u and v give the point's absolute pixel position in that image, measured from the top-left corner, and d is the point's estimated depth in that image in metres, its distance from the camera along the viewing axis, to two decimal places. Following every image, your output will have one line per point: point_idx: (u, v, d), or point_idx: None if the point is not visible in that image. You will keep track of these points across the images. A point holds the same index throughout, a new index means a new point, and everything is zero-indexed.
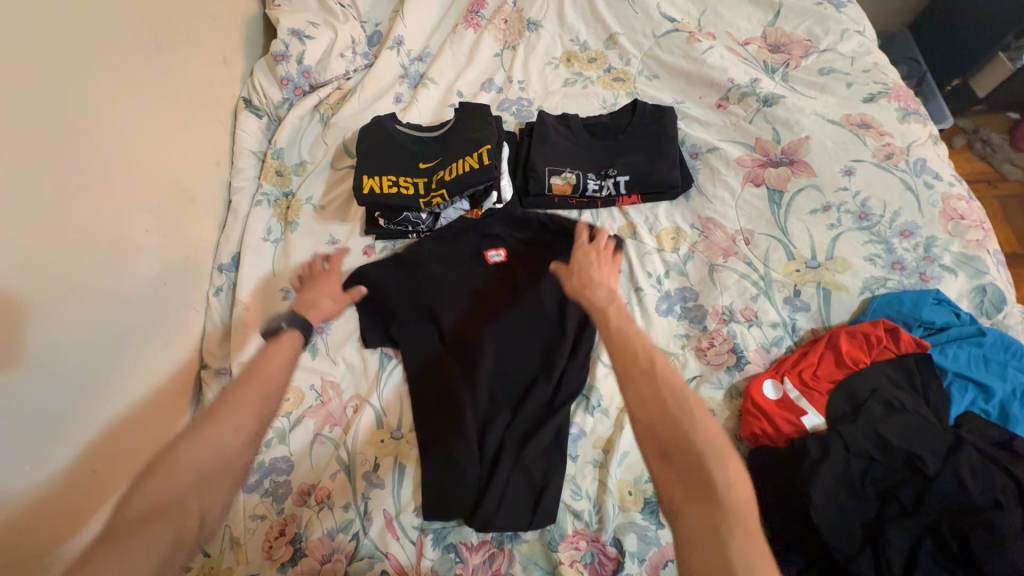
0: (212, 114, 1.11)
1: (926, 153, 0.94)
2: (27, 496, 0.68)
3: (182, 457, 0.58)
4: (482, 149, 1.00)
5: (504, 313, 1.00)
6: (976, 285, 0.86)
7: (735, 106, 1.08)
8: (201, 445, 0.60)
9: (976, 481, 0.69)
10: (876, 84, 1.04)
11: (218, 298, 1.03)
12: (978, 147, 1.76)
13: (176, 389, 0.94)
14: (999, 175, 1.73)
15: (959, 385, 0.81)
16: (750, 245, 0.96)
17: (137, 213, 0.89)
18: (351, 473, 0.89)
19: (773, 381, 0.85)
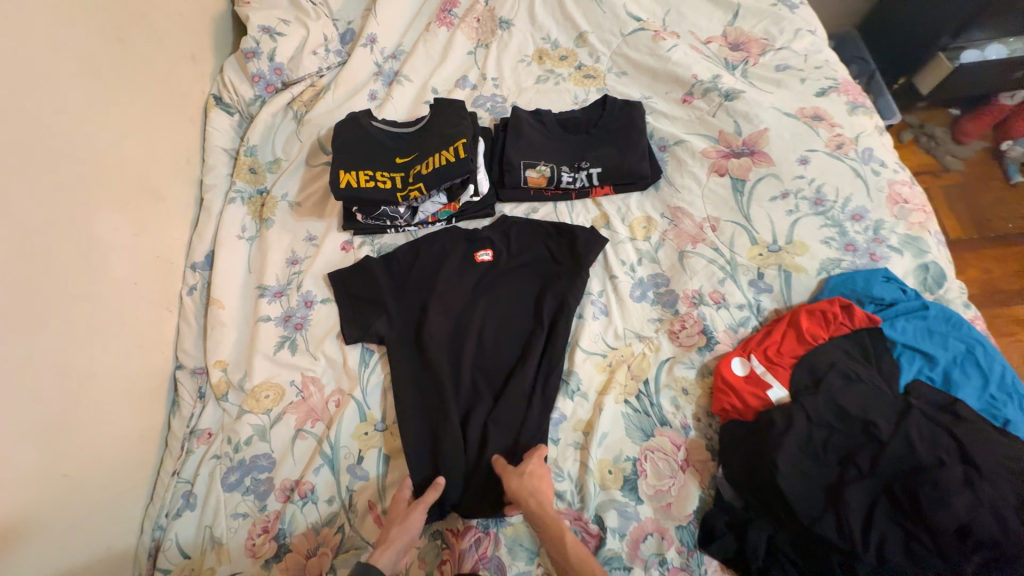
0: (181, 111, 1.09)
1: (873, 143, 1.01)
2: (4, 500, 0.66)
3: None
4: (458, 143, 1.02)
5: (485, 302, 1.02)
6: (920, 263, 0.93)
7: (699, 100, 1.13)
8: None
9: (924, 445, 0.74)
10: (827, 79, 1.11)
11: (192, 297, 1.01)
12: (923, 141, 1.89)
13: (150, 390, 0.92)
14: (942, 166, 1.87)
15: (908, 356, 0.87)
16: (717, 232, 1.01)
17: (106, 211, 0.87)
18: (336, 467, 0.89)
19: (741, 359, 0.91)
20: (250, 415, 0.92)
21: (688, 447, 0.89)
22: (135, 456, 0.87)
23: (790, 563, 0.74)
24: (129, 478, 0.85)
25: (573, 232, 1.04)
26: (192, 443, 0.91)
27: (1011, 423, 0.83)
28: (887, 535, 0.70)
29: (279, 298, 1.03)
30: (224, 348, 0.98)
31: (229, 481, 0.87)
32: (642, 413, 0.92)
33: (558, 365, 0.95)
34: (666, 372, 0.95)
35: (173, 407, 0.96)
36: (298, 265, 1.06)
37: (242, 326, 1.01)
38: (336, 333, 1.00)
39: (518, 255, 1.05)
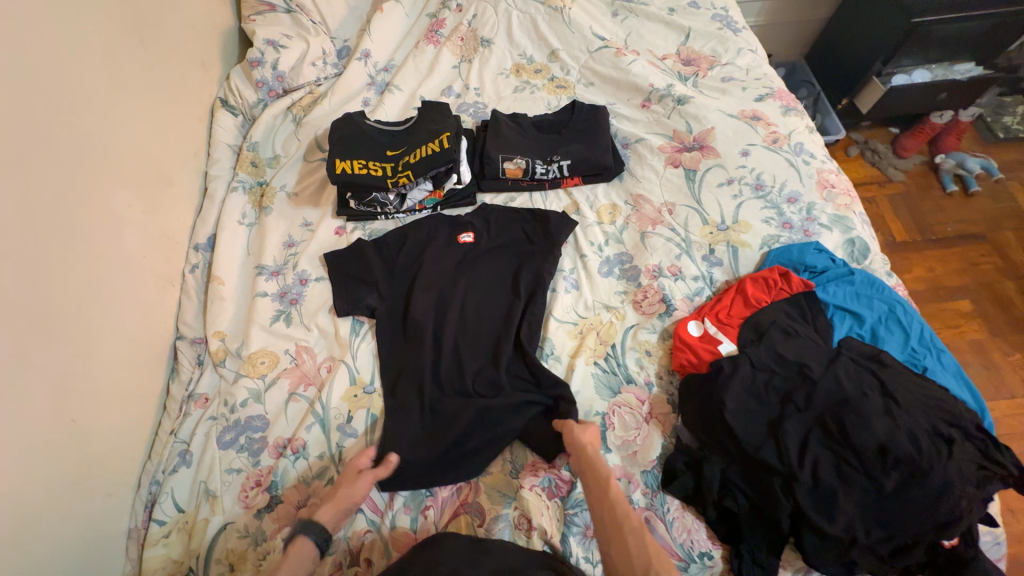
0: (191, 109, 1.20)
1: (803, 139, 1.17)
2: (23, 433, 0.72)
3: None
4: (443, 137, 1.14)
5: (467, 278, 1.11)
6: (847, 238, 1.07)
7: (656, 105, 1.29)
8: None
9: (849, 380, 0.85)
10: (764, 88, 1.28)
11: (193, 275, 1.09)
12: (868, 155, 2.08)
13: (153, 355, 0.98)
14: (887, 177, 2.05)
15: (840, 316, 0.99)
16: (673, 215, 1.14)
17: (123, 188, 0.97)
18: (326, 426, 0.95)
19: (696, 322, 1.01)
20: (246, 379, 0.99)
21: (652, 402, 0.97)
22: (137, 415, 0.93)
23: (740, 492, 0.83)
24: (130, 434, 0.91)
25: (547, 214, 1.15)
26: (189, 406, 0.97)
27: (930, 369, 0.94)
28: (821, 459, 0.80)
29: (276, 277, 1.11)
30: (223, 321, 1.05)
31: (225, 439, 0.93)
32: (610, 372, 1.01)
33: (534, 330, 1.04)
34: (631, 337, 1.04)
35: (172, 374, 1.02)
36: (294, 247, 1.15)
37: (240, 301, 1.08)
38: (328, 307, 1.08)
39: (494, 238, 1.15)
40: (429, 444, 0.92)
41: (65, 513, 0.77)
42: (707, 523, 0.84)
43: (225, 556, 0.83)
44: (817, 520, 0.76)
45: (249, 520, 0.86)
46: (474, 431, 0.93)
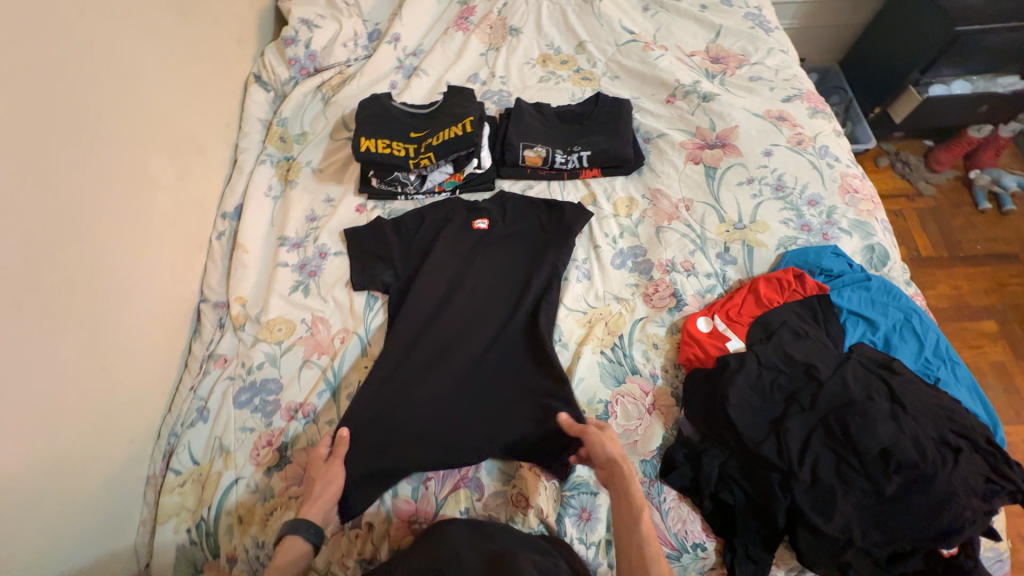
0: (226, 83, 1.25)
1: (829, 142, 1.16)
2: (58, 375, 0.76)
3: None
4: (466, 121, 1.16)
5: (481, 261, 1.12)
6: (867, 244, 1.06)
7: (680, 101, 1.29)
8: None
9: (856, 383, 0.85)
10: (793, 89, 1.26)
11: (219, 242, 1.14)
12: (899, 166, 2.03)
13: (178, 314, 1.03)
14: (917, 191, 2.00)
15: (853, 321, 0.98)
16: (690, 211, 1.14)
17: (158, 153, 1.01)
18: (337, 393, 0.99)
19: (706, 318, 1.01)
20: (263, 344, 1.03)
21: (656, 393, 0.98)
22: (161, 370, 0.98)
23: (738, 486, 0.83)
24: (153, 386, 0.95)
25: (563, 206, 1.16)
26: (209, 365, 1.01)
27: (942, 381, 0.92)
28: (822, 458, 0.80)
29: (297, 249, 1.15)
30: (244, 287, 1.09)
31: (241, 399, 0.97)
32: (616, 362, 1.01)
33: (544, 318, 1.04)
34: (639, 329, 1.05)
35: (194, 334, 1.07)
36: (316, 221, 1.19)
37: (261, 269, 1.12)
38: (345, 281, 1.11)
39: (505, 227, 1.16)
40: (436, 418, 0.95)
41: (92, 454, 0.82)
42: (703, 515, 0.85)
43: (235, 509, 0.88)
44: (813, 518, 0.76)
45: (259, 476, 0.90)
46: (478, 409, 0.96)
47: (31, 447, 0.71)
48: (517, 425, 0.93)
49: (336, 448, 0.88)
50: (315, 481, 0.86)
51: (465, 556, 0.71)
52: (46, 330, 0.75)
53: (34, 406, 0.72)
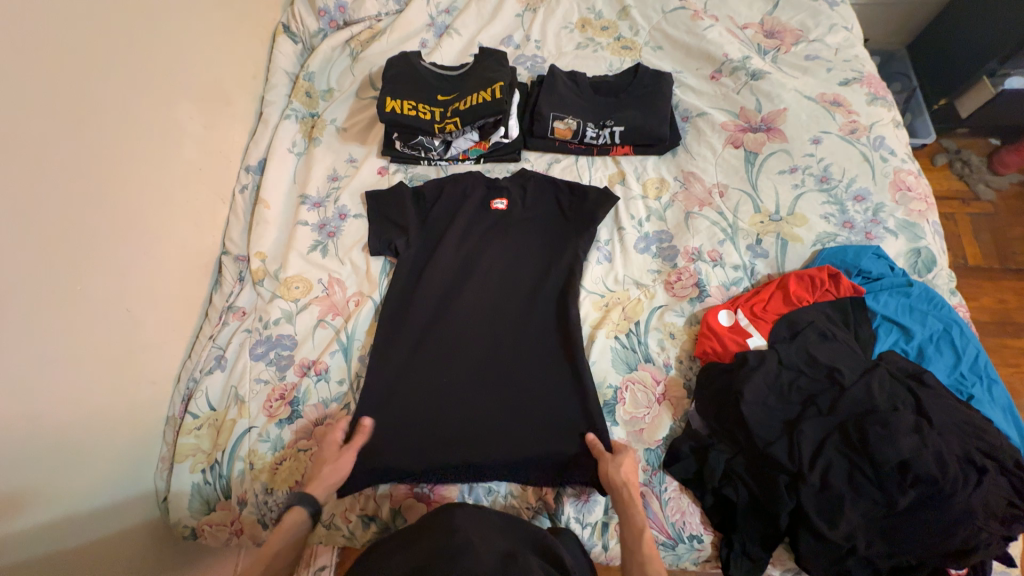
0: (253, 32, 1.22)
1: (886, 132, 1.06)
2: (85, 314, 0.79)
3: None
4: (495, 86, 1.11)
5: (500, 238, 1.10)
6: (913, 247, 0.98)
7: (726, 78, 1.20)
8: None
9: (881, 392, 0.81)
10: (852, 71, 1.15)
11: (242, 195, 1.13)
12: (957, 166, 1.87)
13: (201, 265, 1.05)
14: (973, 194, 1.85)
15: (885, 328, 0.93)
16: (723, 198, 1.08)
17: (184, 100, 1.00)
18: (348, 355, 1.00)
19: (728, 311, 0.97)
20: (280, 300, 1.04)
21: (667, 383, 0.96)
22: (183, 317, 1.00)
23: (743, 483, 0.81)
24: (175, 333, 0.98)
25: (585, 191, 1.10)
26: (228, 316, 1.03)
27: (975, 399, 0.87)
28: (834, 464, 0.77)
29: (317, 208, 1.14)
30: (264, 243, 1.09)
31: (257, 351, 1.00)
32: (630, 349, 0.99)
33: (560, 302, 1.03)
34: (657, 317, 1.02)
35: (215, 285, 1.09)
36: (338, 181, 1.18)
37: (281, 226, 1.12)
38: (363, 245, 1.11)
39: (526, 205, 1.12)
40: (444, 389, 0.96)
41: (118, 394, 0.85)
42: (703, 508, 0.84)
43: (247, 455, 0.91)
44: (817, 523, 0.74)
45: (270, 427, 0.93)
46: (486, 382, 0.96)
47: (57, 380, 0.74)
48: (523, 406, 0.94)
49: (357, 438, 0.88)
50: (323, 462, 0.85)
51: (476, 544, 0.72)
52: (71, 269, 0.76)
53: (61, 342, 0.74)
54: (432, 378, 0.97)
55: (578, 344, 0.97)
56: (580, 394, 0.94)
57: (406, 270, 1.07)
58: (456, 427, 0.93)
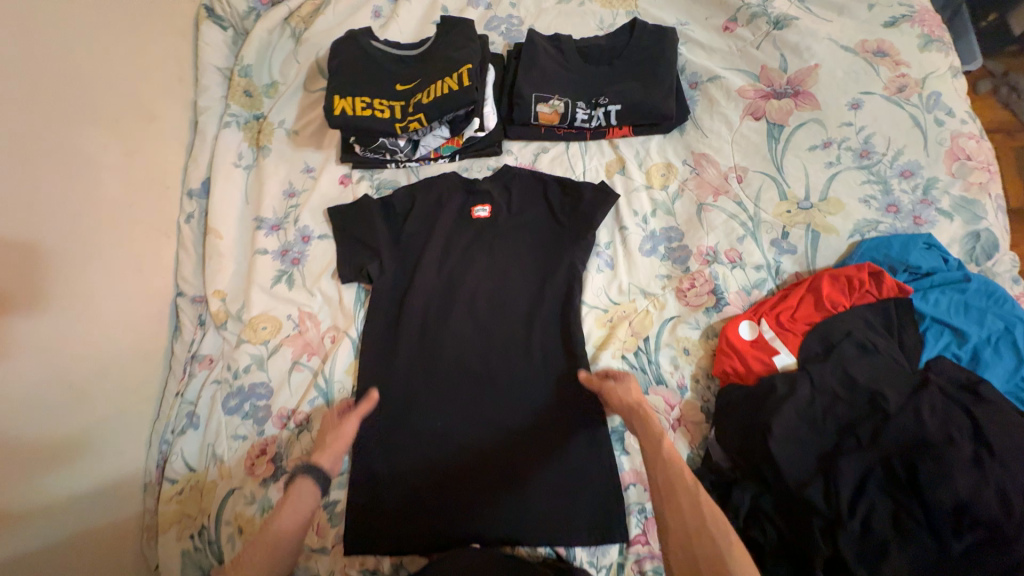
0: (169, 23, 1.01)
1: (942, 87, 0.87)
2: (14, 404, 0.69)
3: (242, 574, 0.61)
4: (462, 70, 0.92)
5: (485, 254, 0.96)
6: (971, 231, 0.83)
7: (743, 29, 0.98)
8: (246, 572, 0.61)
9: (933, 418, 0.69)
10: (902, 6, 0.93)
11: (189, 225, 0.99)
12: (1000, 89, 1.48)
13: (152, 314, 0.93)
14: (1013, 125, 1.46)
15: (935, 330, 0.80)
16: (743, 183, 0.92)
17: (92, 125, 0.84)
18: (330, 400, 0.91)
19: (749, 322, 0.85)
20: (248, 345, 0.93)
21: (682, 407, 0.86)
22: (143, 376, 0.89)
23: (772, 525, 0.72)
24: (134, 396, 0.87)
25: (577, 189, 0.95)
26: (194, 367, 0.93)
27: None
28: (877, 506, 0.67)
29: (276, 232, 1.00)
30: (223, 279, 0.97)
31: (229, 405, 0.90)
32: (639, 370, 0.89)
33: (561, 324, 0.91)
34: (668, 331, 0.90)
35: (174, 333, 0.96)
36: (295, 198, 1.03)
37: (239, 258, 0.99)
38: (332, 271, 0.98)
39: (512, 210, 0.97)
40: (438, 429, 0.88)
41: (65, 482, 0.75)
42: None
43: (234, 518, 0.83)
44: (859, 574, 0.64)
45: (256, 488, 0.85)
46: (482, 415, 0.88)
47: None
48: (526, 449, 0.85)
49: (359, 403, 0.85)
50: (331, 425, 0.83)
51: None
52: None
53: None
54: (425, 425, 0.88)
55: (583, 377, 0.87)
56: (587, 430, 0.86)
57: (387, 302, 0.95)
58: (453, 469, 0.86)
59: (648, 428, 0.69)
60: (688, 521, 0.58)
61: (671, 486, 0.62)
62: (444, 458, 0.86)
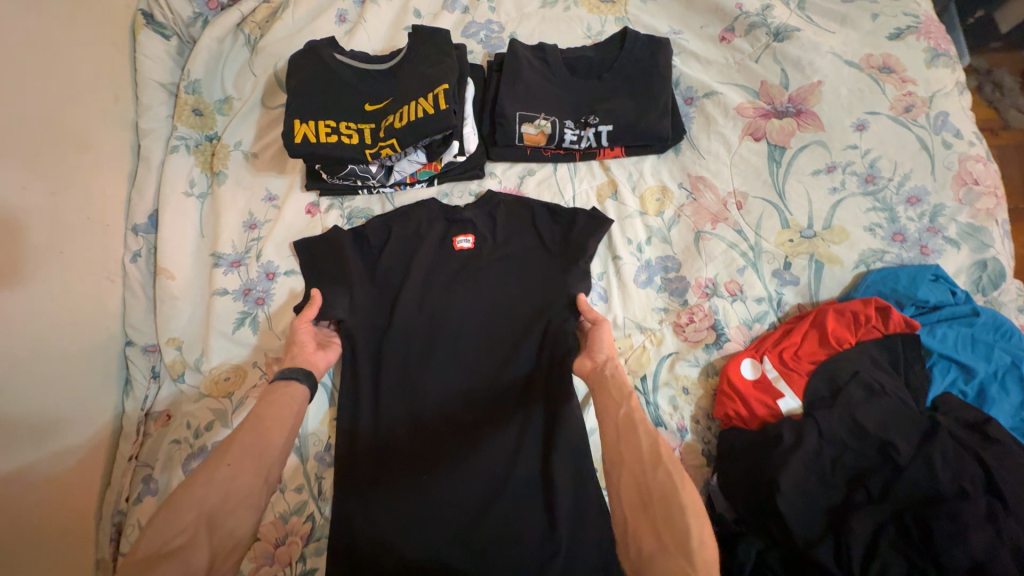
0: (101, 32, 0.89)
1: (950, 106, 0.82)
2: None
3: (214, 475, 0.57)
4: (438, 90, 0.83)
5: (470, 290, 0.87)
6: (977, 259, 0.79)
7: (740, 40, 0.93)
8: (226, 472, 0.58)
9: (946, 469, 0.65)
10: (906, 16, 0.88)
11: (136, 265, 0.89)
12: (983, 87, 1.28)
13: (97, 370, 0.82)
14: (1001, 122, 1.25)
15: (942, 366, 0.77)
16: (742, 211, 0.86)
17: (12, 159, 0.72)
18: (304, 455, 0.84)
19: (752, 360, 0.80)
20: (209, 400, 0.84)
21: (683, 450, 0.81)
22: (88, 441, 0.79)
23: None
24: (81, 464, 0.77)
25: (567, 217, 0.87)
26: (148, 426, 0.84)
27: None
28: (891, 567, 0.62)
29: (236, 269, 0.91)
30: (179, 325, 0.88)
31: (190, 467, 0.78)
32: None
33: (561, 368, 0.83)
34: (667, 368, 0.84)
35: (125, 387, 0.86)
36: (256, 230, 0.93)
37: (196, 300, 0.90)
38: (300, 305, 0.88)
39: (498, 240, 0.89)
40: (396, 442, 0.82)
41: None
42: None
43: None
44: None
45: None
46: (436, 413, 0.83)
47: None
48: (522, 507, 0.77)
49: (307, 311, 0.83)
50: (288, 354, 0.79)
51: None
52: None
53: None
54: (406, 477, 0.80)
55: (578, 425, 0.80)
56: (588, 484, 0.78)
57: (364, 341, 0.86)
58: (397, 474, 0.80)
59: (618, 379, 0.68)
60: (646, 455, 0.57)
61: (634, 427, 0.60)
62: (429, 516, 0.77)
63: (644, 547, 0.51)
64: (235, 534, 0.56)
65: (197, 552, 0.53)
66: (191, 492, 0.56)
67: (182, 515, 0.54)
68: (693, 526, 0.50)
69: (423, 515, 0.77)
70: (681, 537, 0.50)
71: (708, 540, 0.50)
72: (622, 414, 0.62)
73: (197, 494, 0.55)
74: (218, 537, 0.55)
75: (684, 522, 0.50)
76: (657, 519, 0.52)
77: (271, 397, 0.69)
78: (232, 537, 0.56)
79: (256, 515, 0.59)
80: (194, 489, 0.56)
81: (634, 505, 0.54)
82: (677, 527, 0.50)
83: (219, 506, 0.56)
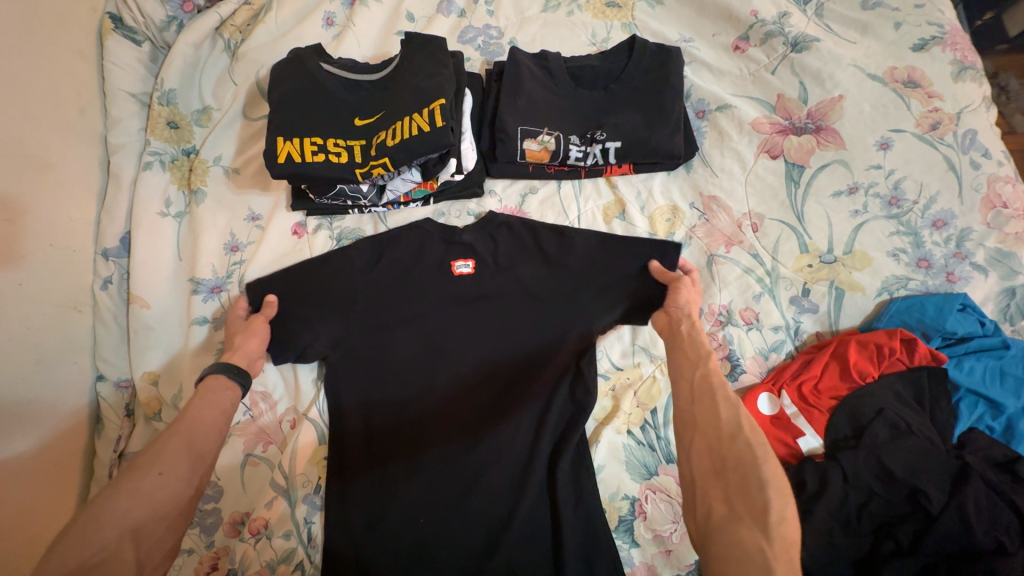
0: (66, 39, 0.81)
1: (978, 123, 0.78)
2: None
3: (131, 483, 0.53)
4: (434, 106, 0.76)
5: (470, 318, 0.81)
6: (1007, 287, 0.75)
7: (756, 49, 0.87)
8: (147, 481, 0.54)
9: (980, 520, 0.62)
10: (931, 25, 0.83)
11: (106, 293, 0.82)
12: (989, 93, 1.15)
13: (66, 412, 0.76)
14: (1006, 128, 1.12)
15: (969, 402, 0.72)
16: (759, 233, 0.81)
17: None
18: (292, 497, 0.78)
19: (770, 395, 0.75)
20: None
21: None
22: (56, 492, 0.72)
23: None
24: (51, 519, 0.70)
25: (571, 242, 0.81)
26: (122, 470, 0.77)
27: None
28: None
29: (217, 295, 0.84)
30: (156, 358, 0.82)
31: None
32: (647, 447, 0.79)
33: (568, 401, 0.78)
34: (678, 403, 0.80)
35: (96, 427, 0.80)
36: (238, 253, 0.87)
37: (172, 330, 0.83)
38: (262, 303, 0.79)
39: (501, 264, 0.82)
40: (392, 478, 0.76)
41: None
42: None
43: None
44: None
45: None
46: (437, 447, 0.77)
47: None
48: (527, 555, 0.72)
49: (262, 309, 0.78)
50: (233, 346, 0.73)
51: None
52: None
53: None
54: (402, 520, 0.74)
55: (582, 467, 0.76)
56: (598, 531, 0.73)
57: (355, 372, 0.80)
58: (394, 518, 0.74)
59: (694, 339, 0.63)
60: (722, 425, 0.52)
61: (711, 394, 0.55)
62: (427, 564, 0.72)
63: (711, 511, 0.49)
64: (163, 543, 0.54)
65: (120, 568, 0.50)
66: (112, 507, 0.51)
67: (102, 529, 0.50)
68: (772, 500, 0.47)
69: (421, 561, 0.72)
70: (760, 511, 0.47)
71: (790, 513, 0.47)
72: (697, 379, 0.57)
73: (119, 509, 0.51)
74: (146, 551, 0.52)
75: (763, 495, 0.47)
76: (731, 494, 0.49)
77: (206, 400, 0.63)
78: (159, 547, 0.53)
79: (183, 522, 0.56)
80: (116, 504, 0.51)
81: (705, 471, 0.51)
82: (754, 501, 0.47)
83: (147, 518, 0.52)
